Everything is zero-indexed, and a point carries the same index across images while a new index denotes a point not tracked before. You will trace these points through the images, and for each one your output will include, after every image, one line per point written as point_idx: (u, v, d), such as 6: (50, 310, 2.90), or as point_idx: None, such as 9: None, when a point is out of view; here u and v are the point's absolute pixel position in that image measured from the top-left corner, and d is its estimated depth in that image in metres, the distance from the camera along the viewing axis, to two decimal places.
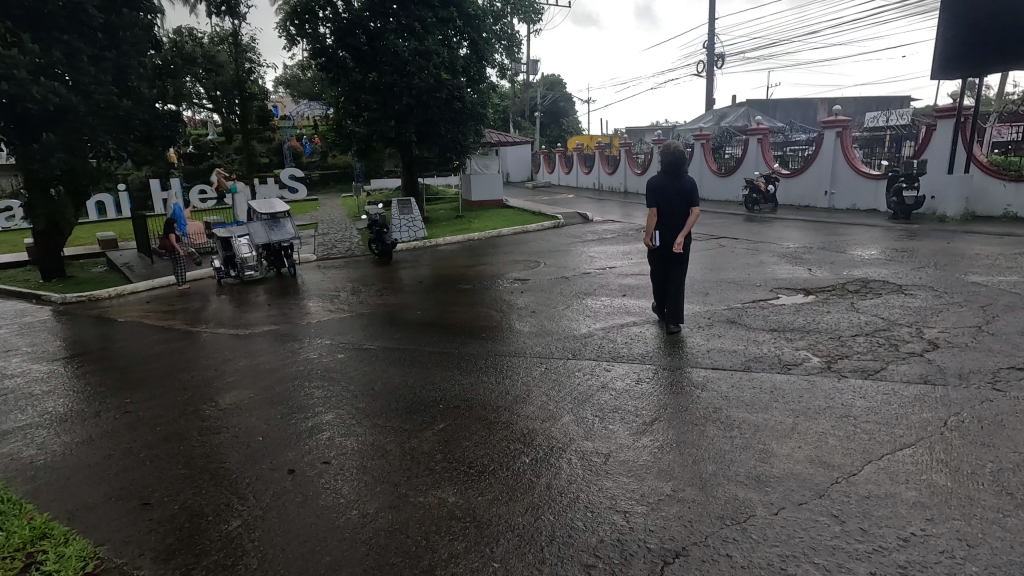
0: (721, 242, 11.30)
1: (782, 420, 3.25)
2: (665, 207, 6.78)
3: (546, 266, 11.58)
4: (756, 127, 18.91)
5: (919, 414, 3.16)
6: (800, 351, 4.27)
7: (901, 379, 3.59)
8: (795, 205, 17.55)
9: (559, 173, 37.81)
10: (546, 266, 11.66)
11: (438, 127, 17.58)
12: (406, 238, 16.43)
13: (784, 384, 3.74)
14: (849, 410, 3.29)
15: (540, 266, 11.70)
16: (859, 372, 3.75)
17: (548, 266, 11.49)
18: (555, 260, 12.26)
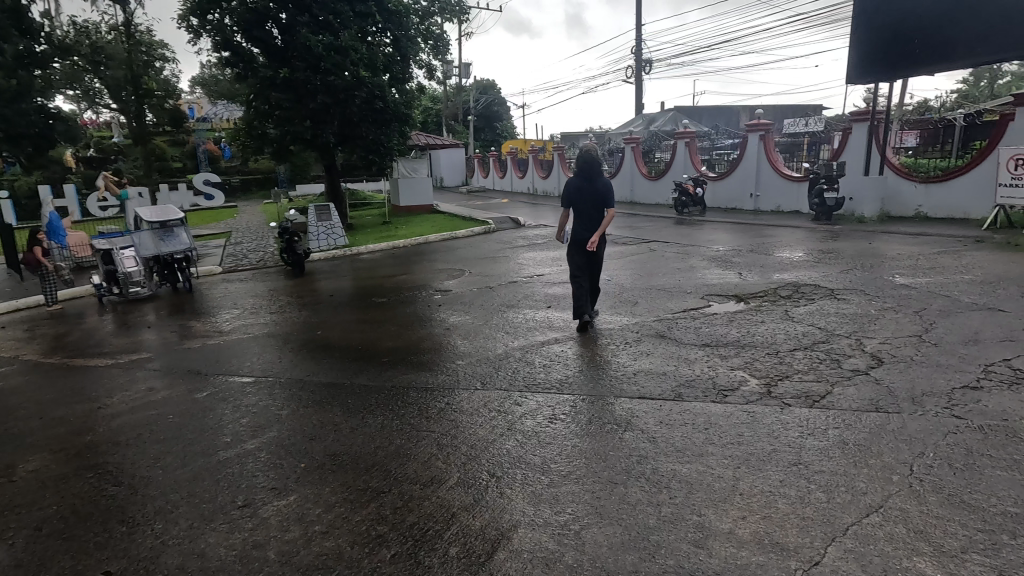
0: (652, 245, 11.00)
1: (721, 477, 2.65)
2: (581, 209, 6.41)
3: (472, 274, 10.85)
4: (684, 130, 19.05)
5: (880, 463, 2.64)
6: (735, 372, 3.74)
7: (850, 409, 3.08)
8: (723, 208, 17.74)
9: (494, 177, 37.28)
10: (472, 274, 10.93)
11: (359, 128, 16.53)
12: (325, 246, 15.24)
13: (720, 419, 3.16)
14: (798, 458, 2.73)
15: (466, 275, 10.96)
16: (802, 400, 3.23)
17: (474, 274, 10.76)
18: (483, 268, 11.56)
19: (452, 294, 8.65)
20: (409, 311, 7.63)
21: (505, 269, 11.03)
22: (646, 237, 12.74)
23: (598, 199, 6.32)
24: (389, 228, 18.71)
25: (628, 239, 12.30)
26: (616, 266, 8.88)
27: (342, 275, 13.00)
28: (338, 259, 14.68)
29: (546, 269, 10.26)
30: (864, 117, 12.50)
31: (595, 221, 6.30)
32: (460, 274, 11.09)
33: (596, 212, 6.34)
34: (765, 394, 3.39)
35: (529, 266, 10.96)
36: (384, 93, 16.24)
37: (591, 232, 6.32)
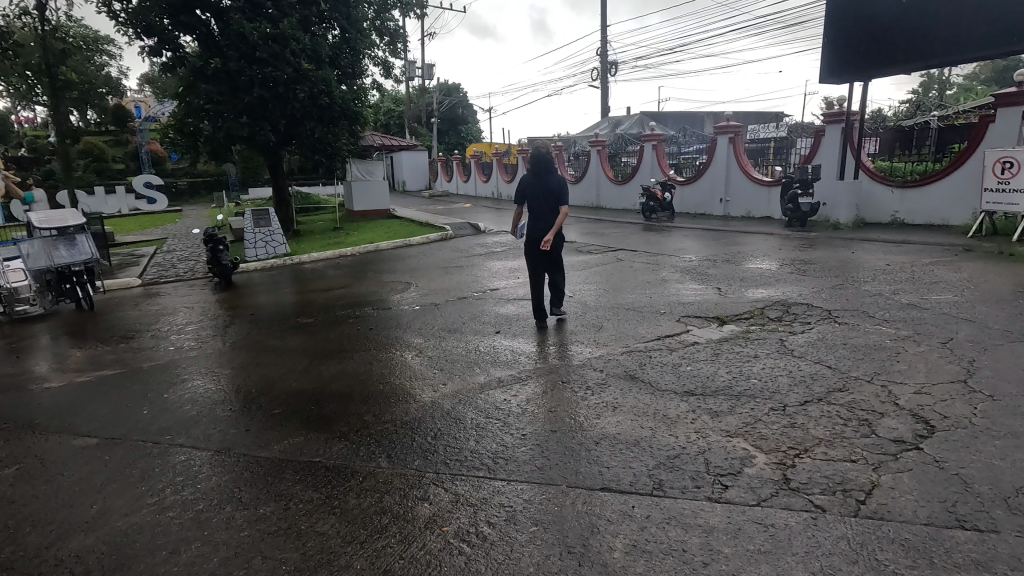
0: (619, 254, 10.09)
1: None
2: (536, 207, 6.20)
3: (421, 286, 9.70)
4: (651, 133, 18.33)
5: None
6: (735, 445, 2.75)
7: (914, 532, 2.15)
8: (691, 213, 17.05)
9: (457, 181, 36.08)
10: (420, 287, 9.79)
11: (302, 125, 15.20)
12: (263, 255, 13.86)
13: (726, 547, 2.14)
14: None
15: (414, 287, 9.81)
16: (841, 510, 2.28)
17: (423, 286, 9.62)
18: (434, 279, 10.43)
19: (392, 310, 7.51)
20: (336, 333, 6.46)
21: (457, 281, 9.94)
22: (614, 245, 11.86)
23: (552, 195, 6.09)
24: (340, 235, 17.36)
25: (594, 247, 11.38)
26: (579, 280, 7.89)
27: (279, 287, 11.67)
28: (278, 269, 13.32)
29: (502, 281, 9.21)
30: (837, 119, 11.92)
31: (549, 218, 6.07)
32: (407, 286, 9.93)
33: (550, 210, 6.10)
34: (785, 496, 2.40)
35: (484, 276, 9.90)
36: (330, 88, 14.96)
37: (544, 229, 6.06)
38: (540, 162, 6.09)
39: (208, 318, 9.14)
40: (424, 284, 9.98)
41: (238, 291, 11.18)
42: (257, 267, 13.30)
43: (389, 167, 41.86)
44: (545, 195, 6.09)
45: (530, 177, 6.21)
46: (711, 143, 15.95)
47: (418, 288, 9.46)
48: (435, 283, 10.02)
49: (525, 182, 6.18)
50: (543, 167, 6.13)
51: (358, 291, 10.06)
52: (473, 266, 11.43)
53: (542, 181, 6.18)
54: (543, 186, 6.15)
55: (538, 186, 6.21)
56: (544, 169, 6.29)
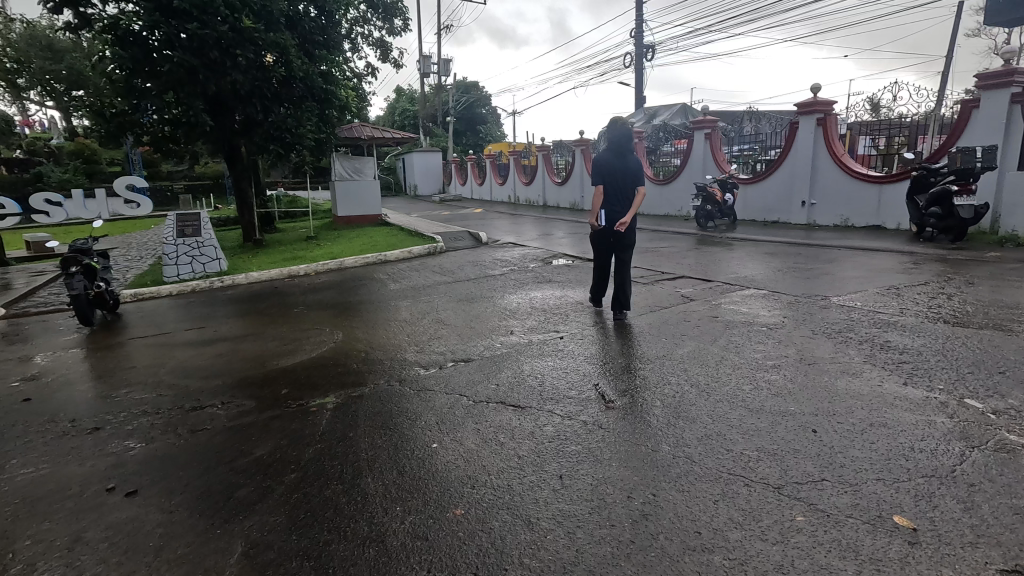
0: (676, 287, 6.26)
1: None
2: (613, 184, 5.74)
3: (355, 329, 6.04)
4: (703, 119, 14.41)
5: None
6: None
7: None
8: (758, 220, 13.08)
9: (473, 185, 32.58)
10: (352, 327, 6.18)
11: (251, 104, 11.99)
12: (185, 274, 10.53)
13: None
14: None
15: (345, 328, 6.15)
16: None
17: (358, 329, 6.01)
18: (384, 315, 6.76)
19: (249, 405, 3.88)
20: (60, 487, 2.85)
21: (419, 321, 6.22)
22: (666, 266, 8.04)
23: (630, 176, 5.62)
24: (308, 247, 13.86)
25: (634, 271, 7.62)
26: (618, 351, 4.11)
27: (180, 321, 8.18)
28: (199, 293, 9.88)
29: (479, 325, 5.47)
30: (1001, 81, 7.99)
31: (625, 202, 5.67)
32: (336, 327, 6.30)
33: (626, 192, 5.68)
34: None
35: (461, 312, 6.19)
36: (286, 57, 11.71)
37: (620, 214, 5.67)
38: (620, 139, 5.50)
39: (10, 382, 5.67)
40: (366, 323, 6.35)
41: (114, 329, 7.74)
42: (173, 292, 9.96)
43: (401, 169, 38.76)
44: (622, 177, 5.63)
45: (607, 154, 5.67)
46: (789, 128, 11.99)
47: (343, 335, 5.80)
48: (382, 320, 6.38)
49: (602, 159, 5.67)
50: (623, 144, 5.59)
51: (265, 333, 6.48)
52: (451, 291, 7.71)
53: (621, 159, 5.72)
54: (621, 165, 5.66)
55: (614, 165, 5.76)
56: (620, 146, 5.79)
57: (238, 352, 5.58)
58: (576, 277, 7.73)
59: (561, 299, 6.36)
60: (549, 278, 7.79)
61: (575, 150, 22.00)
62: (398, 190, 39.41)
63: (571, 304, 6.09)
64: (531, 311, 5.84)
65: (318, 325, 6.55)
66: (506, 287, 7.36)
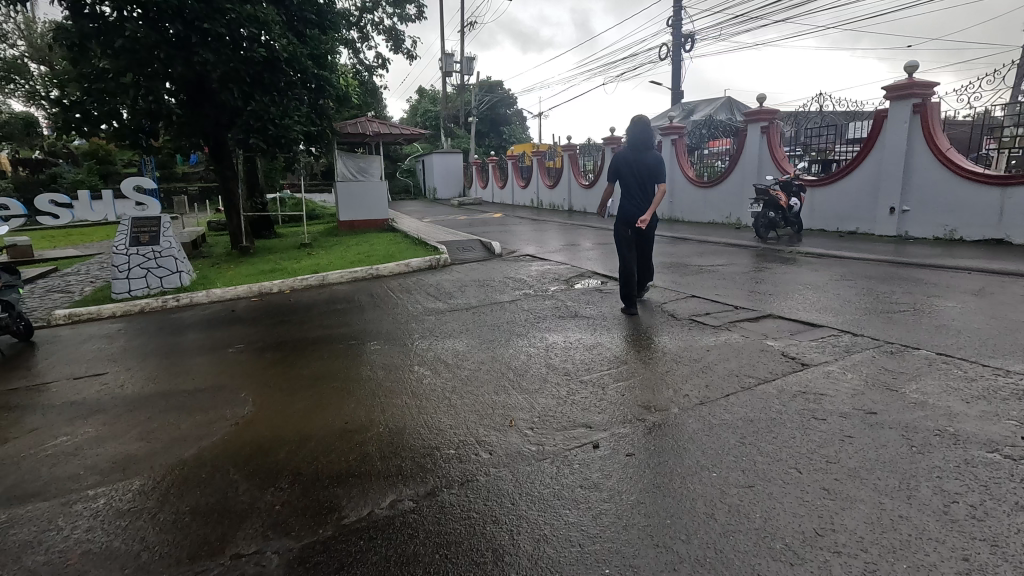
0: (763, 333, 4.19)
1: None
2: (634, 182, 5.74)
3: (287, 386, 4.16)
4: (761, 111, 12.23)
5: None
6: None
7: None
8: (829, 230, 10.82)
9: (494, 188, 30.75)
10: (286, 379, 4.32)
11: (227, 90, 10.37)
12: (138, 291, 8.85)
13: None
14: None
15: (277, 381, 4.28)
16: None
17: (289, 387, 4.11)
18: (338, 355, 4.85)
19: None
20: None
21: (386, 373, 4.26)
22: (730, 291, 5.95)
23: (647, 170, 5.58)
24: (297, 256, 12.13)
25: (690, 300, 5.55)
26: (709, 501, 2.10)
27: (103, 352, 6.43)
28: (147, 315, 8.14)
29: (464, 397, 3.51)
30: None
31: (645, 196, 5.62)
32: (265, 377, 4.44)
33: (645, 188, 5.69)
34: None
35: (442, 363, 4.25)
36: (267, 34, 10.03)
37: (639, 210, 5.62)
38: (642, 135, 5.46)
39: None
40: (307, 371, 4.47)
41: (13, 365, 6.04)
42: (117, 314, 8.24)
43: (421, 172, 37.19)
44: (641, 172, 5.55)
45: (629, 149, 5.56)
46: (874, 118, 9.72)
47: (265, 397, 3.92)
48: (330, 368, 4.48)
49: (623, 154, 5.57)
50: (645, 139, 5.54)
51: (171, 380, 4.65)
52: (441, 320, 5.78)
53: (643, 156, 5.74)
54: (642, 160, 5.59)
55: (635, 162, 5.74)
56: (639, 141, 5.83)
57: (104, 424, 3.73)
58: (608, 306, 5.70)
59: (589, 345, 4.36)
60: (573, 307, 5.78)
61: (604, 150, 19.94)
62: (417, 195, 37.78)
63: (604, 353, 4.10)
64: (541, 370, 3.86)
65: (246, 370, 4.69)
66: (514, 322, 5.38)
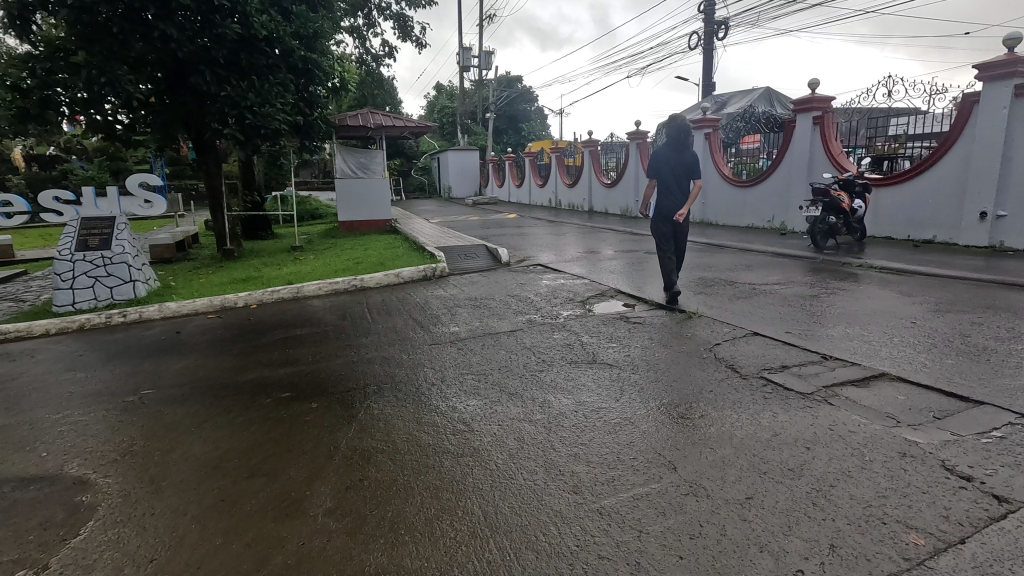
0: (887, 414, 2.69)
1: None
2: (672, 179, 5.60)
3: (160, 475, 2.76)
4: (814, 98, 10.58)
5: None
6: None
7: None
8: (899, 238, 9.18)
9: (511, 186, 29.33)
10: (168, 461, 2.92)
11: (197, 73, 9.15)
12: (83, 303, 7.59)
13: None
14: None
15: (151, 465, 2.89)
16: None
17: (163, 479, 2.72)
18: (265, 416, 3.47)
19: None
20: None
21: (311, 455, 2.87)
22: (800, 323, 4.44)
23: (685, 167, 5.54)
24: (283, 262, 10.88)
25: (750, 339, 4.05)
26: None
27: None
28: (84, 334, 6.86)
29: (412, 541, 2.08)
30: None
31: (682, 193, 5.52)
32: (145, 453, 3.05)
33: (683, 183, 5.56)
34: None
35: (402, 448, 2.82)
36: (242, 7, 8.83)
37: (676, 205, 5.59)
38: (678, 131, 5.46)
39: None
40: (206, 447, 3.08)
41: None
42: (50, 333, 6.94)
43: (437, 169, 35.93)
44: (679, 167, 5.51)
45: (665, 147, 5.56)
46: (960, 104, 8.08)
47: (110, 503, 2.52)
48: (241, 442, 3.08)
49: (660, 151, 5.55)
50: (682, 136, 5.56)
51: (20, 451, 3.29)
52: (418, 360, 4.38)
53: (680, 154, 5.57)
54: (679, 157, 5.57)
55: (672, 158, 5.58)
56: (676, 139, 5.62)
57: None
58: (637, 343, 4.23)
59: (613, 422, 2.88)
60: (589, 344, 4.32)
61: (627, 146, 18.38)
62: (432, 193, 36.57)
63: (637, 442, 2.62)
64: (542, 480, 2.39)
65: (126, 436, 3.32)
66: (508, 366, 3.95)
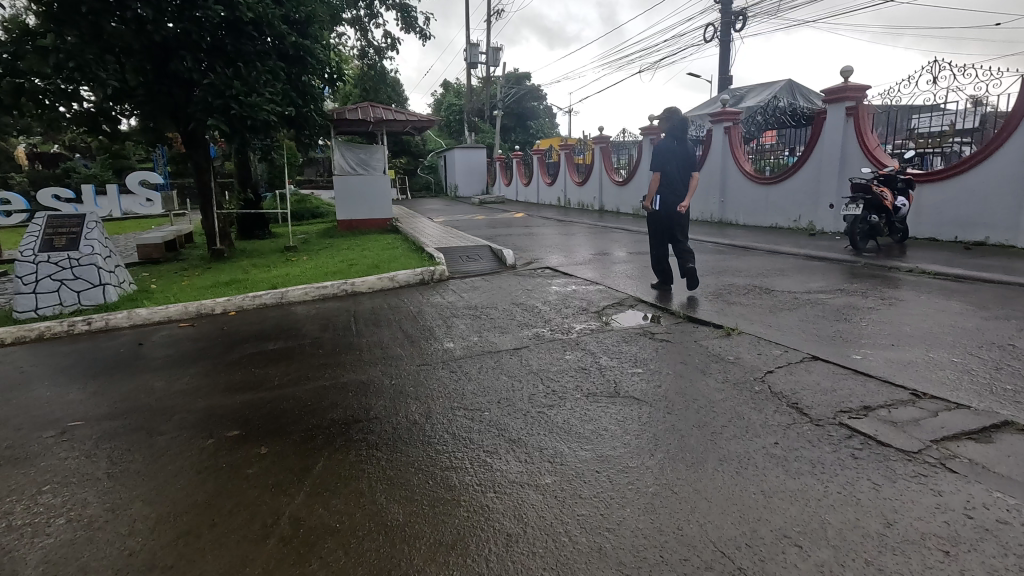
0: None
1: None
2: (674, 171, 5.68)
3: (25, 567, 2.02)
4: (847, 87, 9.72)
5: None
6: None
7: None
8: (947, 239, 8.35)
9: (519, 185, 28.55)
10: (53, 538, 2.19)
11: (178, 58, 8.50)
12: (46, 309, 6.90)
13: None
14: None
15: (25, 546, 2.15)
16: None
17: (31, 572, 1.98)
18: (197, 468, 2.72)
19: None
20: None
21: (245, 530, 2.14)
22: (867, 344, 3.63)
23: (687, 159, 5.67)
24: (274, 263, 10.19)
25: (811, 367, 3.25)
26: None
27: None
28: (42, 344, 6.17)
29: None
30: None
31: (684, 186, 5.67)
32: (26, 523, 2.32)
33: (684, 175, 5.69)
34: None
35: (362, 528, 2.07)
36: None
37: (678, 196, 5.70)
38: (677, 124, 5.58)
39: None
40: (105, 517, 2.32)
41: None
42: (5, 342, 6.24)
43: (443, 168, 35.23)
44: (683, 159, 5.63)
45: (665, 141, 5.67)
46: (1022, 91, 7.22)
47: None
48: (152, 511, 2.33)
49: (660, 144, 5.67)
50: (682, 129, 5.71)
51: None
52: (402, 387, 3.62)
53: (681, 147, 5.69)
54: (679, 150, 5.72)
55: (675, 151, 5.68)
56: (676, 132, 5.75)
57: None
58: (668, 369, 3.45)
59: (649, 497, 2.09)
60: (608, 371, 3.54)
61: (640, 142, 17.56)
62: (439, 191, 35.86)
63: (689, 535, 1.85)
64: None
65: (14, 495, 2.58)
66: (510, 400, 3.18)
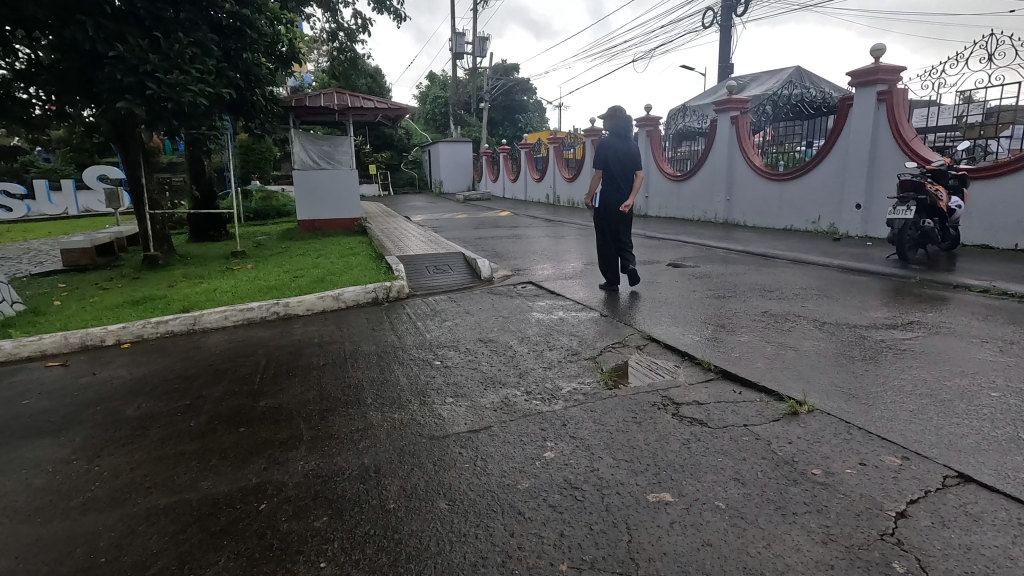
0: None
1: None
2: (617, 171, 5.51)
3: None
4: (880, 68, 8.31)
5: None
6: None
7: None
8: (1006, 247, 7.01)
9: (506, 181, 27.10)
10: None
11: (76, 24, 6.93)
12: None
13: None
14: None
15: None
16: None
17: None
18: None
19: None
20: None
21: None
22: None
23: (632, 159, 5.52)
24: (212, 273, 8.67)
25: (975, 512, 1.85)
26: None
27: None
28: None
29: None
30: None
31: (627, 185, 5.52)
32: None
33: (628, 175, 5.53)
34: None
35: None
36: None
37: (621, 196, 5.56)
38: (623, 124, 5.58)
39: None
40: None
41: None
42: None
43: (428, 163, 33.64)
44: (626, 159, 5.48)
45: (610, 142, 5.61)
46: None
47: None
48: None
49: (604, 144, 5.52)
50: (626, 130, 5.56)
51: None
52: (272, 521, 2.20)
53: (625, 146, 5.52)
54: (624, 150, 5.58)
55: (618, 151, 5.53)
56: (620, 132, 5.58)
57: None
58: (716, 500, 2.04)
59: None
60: (617, 499, 2.13)
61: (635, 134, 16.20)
62: (423, 187, 34.25)
63: None
64: None
65: None
66: None
